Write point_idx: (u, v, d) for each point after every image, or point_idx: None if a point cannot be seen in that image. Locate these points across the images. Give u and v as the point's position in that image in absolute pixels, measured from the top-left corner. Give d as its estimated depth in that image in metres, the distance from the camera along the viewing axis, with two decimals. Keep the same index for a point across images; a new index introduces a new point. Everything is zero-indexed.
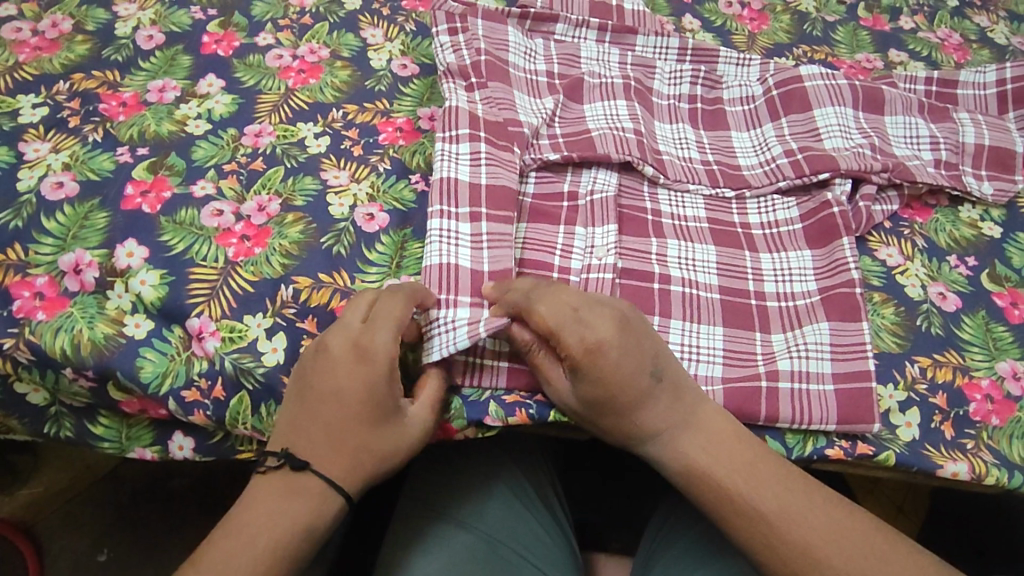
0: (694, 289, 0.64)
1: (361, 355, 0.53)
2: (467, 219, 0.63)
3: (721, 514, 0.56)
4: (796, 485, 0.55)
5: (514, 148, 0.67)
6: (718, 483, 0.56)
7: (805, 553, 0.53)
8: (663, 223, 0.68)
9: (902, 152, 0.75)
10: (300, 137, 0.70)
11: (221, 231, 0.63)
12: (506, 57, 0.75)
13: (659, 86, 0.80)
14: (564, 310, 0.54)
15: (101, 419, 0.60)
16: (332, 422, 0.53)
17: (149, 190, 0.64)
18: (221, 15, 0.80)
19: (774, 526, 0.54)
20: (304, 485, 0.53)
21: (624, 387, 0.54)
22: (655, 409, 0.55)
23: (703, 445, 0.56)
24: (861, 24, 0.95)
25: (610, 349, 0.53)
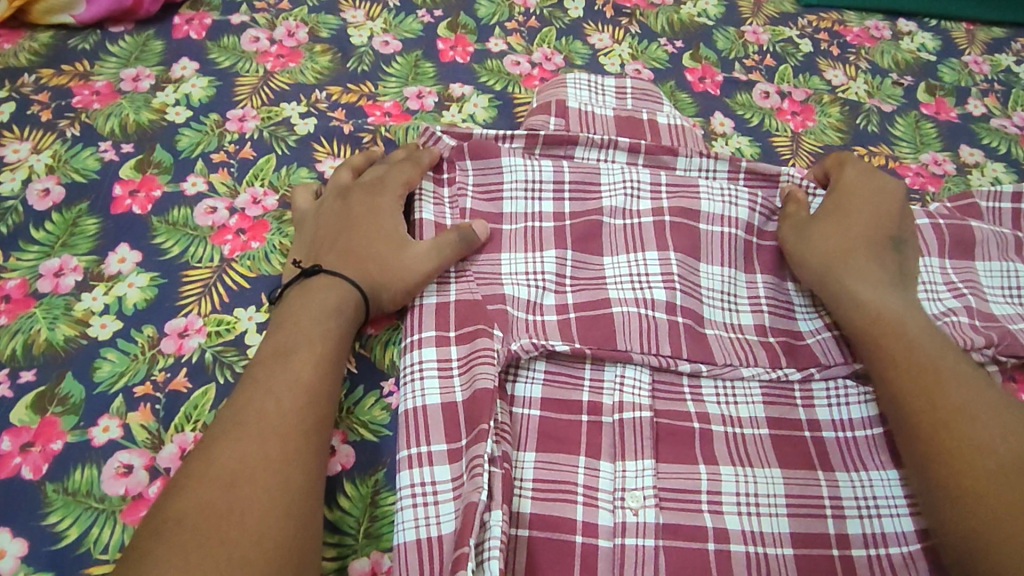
0: (760, 547, 0.49)
1: (371, 190, 0.60)
2: (444, 458, 0.50)
3: (889, 350, 0.52)
4: (984, 380, 0.50)
5: (491, 332, 0.54)
6: (910, 335, 0.52)
7: (959, 411, 0.48)
8: (712, 429, 0.54)
9: (1001, 311, 0.60)
10: (238, 332, 0.55)
11: (131, 500, 0.46)
12: (495, 207, 0.62)
13: (710, 207, 0.62)
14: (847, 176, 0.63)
15: None
16: (349, 243, 0.57)
17: (32, 442, 0.48)
18: (138, 152, 0.63)
19: (944, 382, 0.49)
20: (317, 287, 0.53)
21: (837, 219, 0.60)
22: (862, 258, 0.57)
23: (906, 302, 0.55)
24: (923, 111, 0.79)
25: (838, 188, 0.62)
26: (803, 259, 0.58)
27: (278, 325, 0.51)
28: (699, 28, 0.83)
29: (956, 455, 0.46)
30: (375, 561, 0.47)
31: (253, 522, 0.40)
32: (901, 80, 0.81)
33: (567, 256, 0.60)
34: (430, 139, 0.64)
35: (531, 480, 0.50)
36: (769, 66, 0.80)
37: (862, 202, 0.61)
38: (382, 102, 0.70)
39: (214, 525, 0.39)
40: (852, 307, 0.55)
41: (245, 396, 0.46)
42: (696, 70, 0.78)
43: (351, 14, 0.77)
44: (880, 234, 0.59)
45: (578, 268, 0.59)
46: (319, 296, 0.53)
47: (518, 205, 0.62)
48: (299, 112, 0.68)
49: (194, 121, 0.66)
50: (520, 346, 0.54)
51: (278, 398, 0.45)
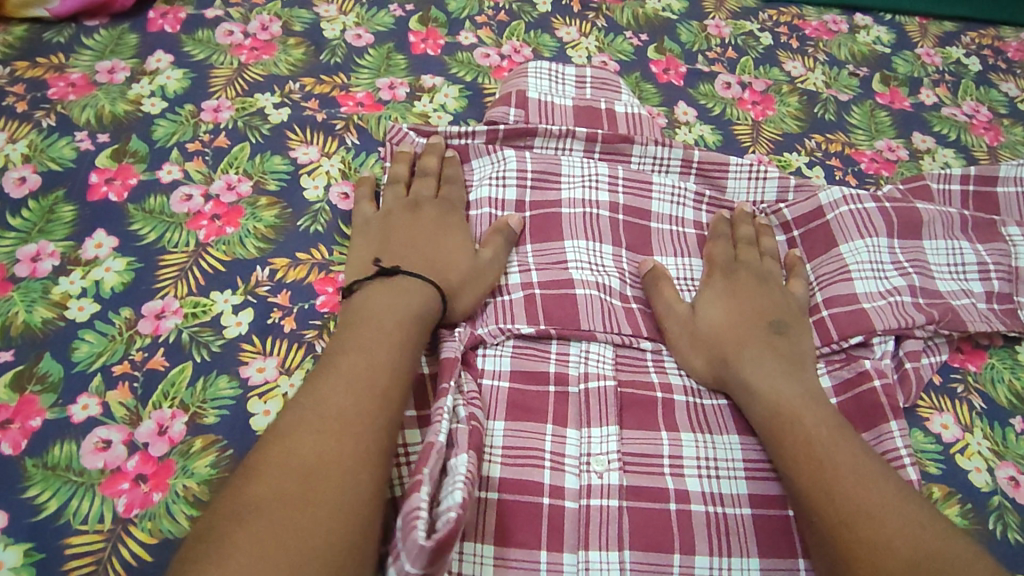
0: (718, 507, 0.51)
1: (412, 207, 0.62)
2: (416, 423, 0.53)
3: (789, 458, 0.50)
4: (882, 468, 0.49)
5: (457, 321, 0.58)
6: (808, 427, 0.51)
7: (860, 513, 0.46)
8: (674, 401, 0.56)
9: (947, 288, 0.63)
10: (214, 314, 0.56)
11: (109, 474, 0.48)
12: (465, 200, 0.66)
13: (659, 207, 0.66)
14: (733, 254, 0.64)
15: None
16: (417, 261, 0.58)
17: (12, 419, 0.49)
18: (114, 142, 0.65)
19: (841, 480, 0.48)
20: (408, 293, 0.55)
21: (721, 309, 0.60)
22: (758, 351, 0.56)
23: (798, 393, 0.53)
24: (878, 101, 0.82)
25: (722, 272, 0.62)
26: (703, 348, 0.57)
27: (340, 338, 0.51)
28: (663, 22, 0.86)
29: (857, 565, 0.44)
30: None
31: (325, 519, 0.40)
32: (857, 71, 0.85)
33: (528, 250, 0.63)
34: (402, 133, 0.67)
35: (501, 448, 0.52)
36: (731, 59, 0.83)
37: (748, 287, 0.61)
38: (355, 93, 0.72)
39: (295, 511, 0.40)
40: (758, 400, 0.54)
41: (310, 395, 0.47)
42: (661, 62, 0.81)
43: (324, 8, 0.79)
44: (762, 325, 0.58)
45: (540, 255, 0.62)
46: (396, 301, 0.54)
47: (484, 191, 0.65)
48: (273, 103, 0.70)
49: (170, 112, 0.67)
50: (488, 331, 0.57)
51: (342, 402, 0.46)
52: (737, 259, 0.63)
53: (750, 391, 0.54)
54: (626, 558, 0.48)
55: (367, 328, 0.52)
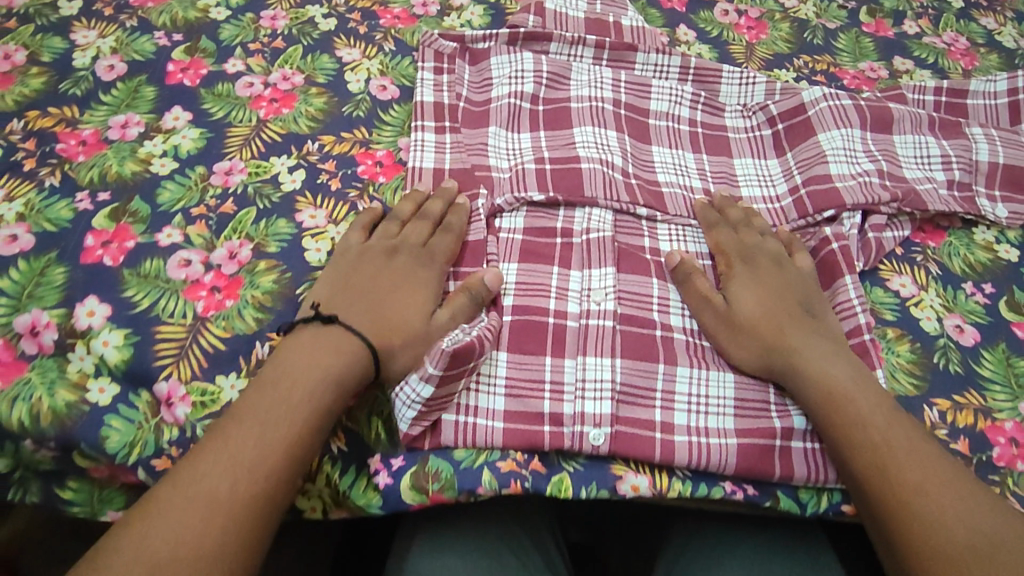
0: (698, 338, 0.60)
1: (388, 250, 0.60)
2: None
3: (843, 437, 0.54)
4: (934, 449, 0.53)
5: (479, 192, 0.65)
6: (860, 409, 0.54)
7: (921, 490, 0.50)
8: (664, 261, 0.65)
9: (913, 175, 0.71)
10: (273, 173, 0.66)
11: (189, 284, 0.58)
12: (487, 96, 0.73)
13: (657, 105, 0.75)
14: (749, 241, 0.64)
15: (76, 458, 0.54)
16: (377, 309, 0.56)
17: (111, 241, 0.59)
18: (187, 40, 0.75)
19: (900, 460, 0.52)
20: (336, 346, 0.53)
21: (759, 295, 0.60)
22: (803, 332, 0.58)
23: (849, 374, 0.56)
24: (864, 29, 0.90)
25: (741, 263, 0.63)
26: (741, 338, 0.58)
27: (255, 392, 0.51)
28: None
29: (919, 544, 0.48)
30: None
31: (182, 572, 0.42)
32: (846, 4, 0.93)
33: (541, 135, 0.70)
34: (430, 39, 0.75)
35: (514, 281, 0.61)
36: None
37: (771, 275, 0.62)
38: (393, 8, 0.82)
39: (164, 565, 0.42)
40: (806, 379, 0.56)
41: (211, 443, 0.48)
42: None
43: None
44: (795, 311, 0.60)
45: (552, 139, 0.70)
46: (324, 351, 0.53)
47: (504, 89, 0.73)
48: (322, 14, 0.80)
49: (233, 19, 0.78)
50: (504, 201, 0.65)
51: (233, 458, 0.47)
52: (751, 248, 0.64)
53: (795, 369, 0.57)
54: (617, 364, 0.58)
55: (310, 353, 0.53)
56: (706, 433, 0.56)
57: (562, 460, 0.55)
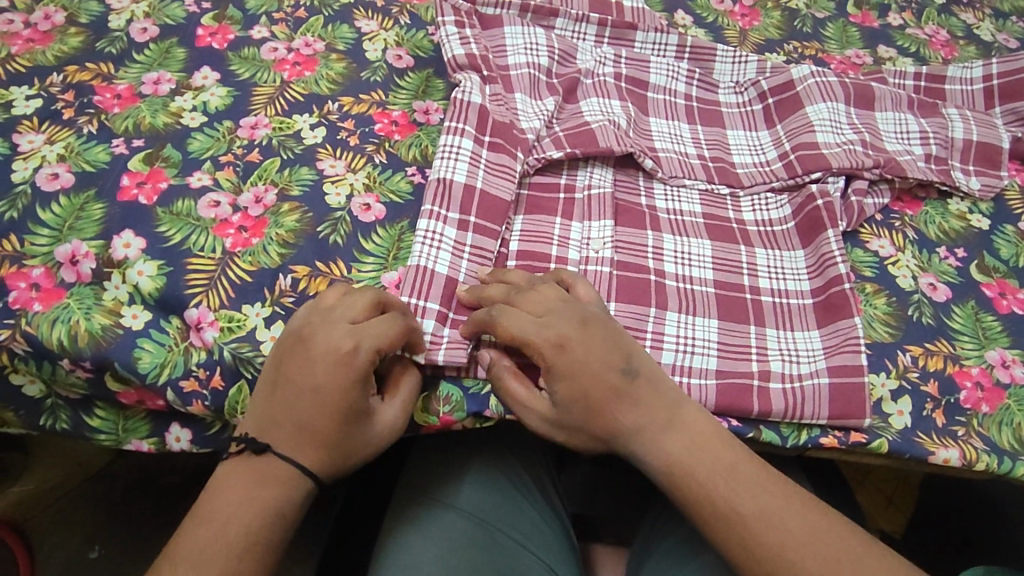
0: (688, 285, 0.65)
1: (302, 347, 0.54)
2: (456, 226, 0.63)
3: (698, 515, 0.55)
4: (782, 500, 0.54)
5: (515, 154, 0.68)
6: (699, 482, 0.55)
7: (779, 555, 0.52)
8: (659, 217, 0.69)
9: (893, 148, 0.76)
10: (295, 129, 0.70)
11: (218, 222, 0.63)
12: (505, 62, 0.76)
13: (655, 79, 0.80)
14: (539, 334, 0.55)
15: (109, 382, 0.58)
16: (304, 423, 0.53)
17: (145, 181, 0.64)
18: (215, 8, 0.80)
19: (752, 529, 0.53)
20: (273, 474, 0.53)
21: (588, 408, 0.55)
22: (633, 412, 0.55)
23: (682, 442, 0.56)
24: (850, 20, 0.96)
25: (571, 335, 0.55)
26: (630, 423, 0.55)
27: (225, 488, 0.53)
28: None
29: None
30: (397, 274, 0.63)
31: None
32: None
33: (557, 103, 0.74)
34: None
35: (519, 232, 0.66)
36: None
37: (600, 345, 0.55)
38: None
39: None
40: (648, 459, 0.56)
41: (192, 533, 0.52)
42: None
43: None
44: (616, 380, 0.55)
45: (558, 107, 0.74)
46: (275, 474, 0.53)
47: (521, 58, 0.76)
48: None
49: None
50: (527, 164, 0.69)
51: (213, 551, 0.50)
52: (545, 316, 0.56)
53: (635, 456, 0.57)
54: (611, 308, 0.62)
55: (241, 492, 0.53)
56: (689, 371, 0.60)
57: None
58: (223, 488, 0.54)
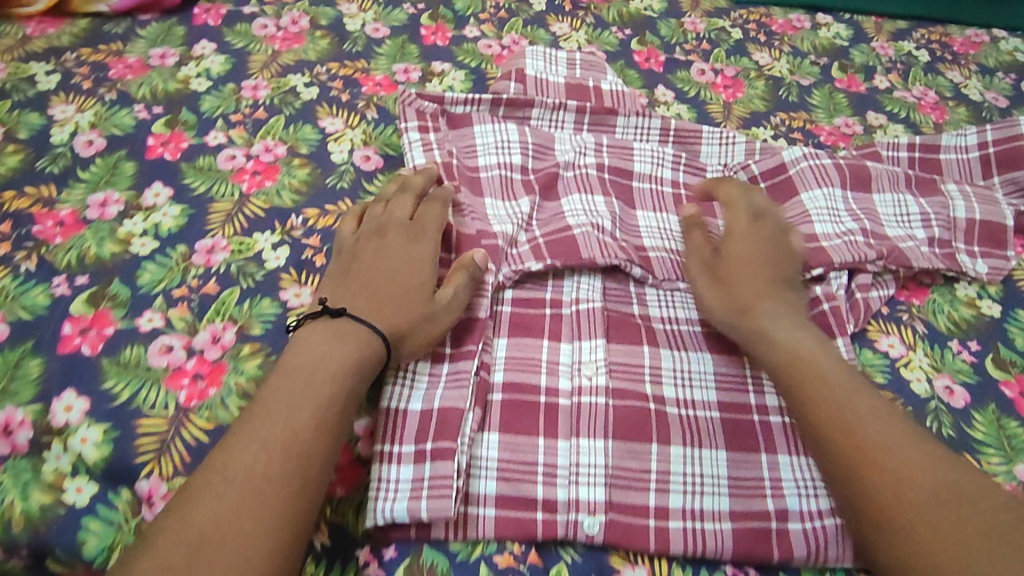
0: (690, 411, 0.59)
1: (379, 233, 0.62)
2: (427, 357, 0.59)
3: (806, 408, 0.54)
4: (895, 413, 0.53)
5: (487, 267, 0.63)
6: (823, 372, 0.55)
7: (881, 447, 0.50)
8: (654, 328, 0.64)
9: (894, 233, 0.72)
10: (256, 250, 0.65)
11: (171, 371, 0.57)
12: (474, 163, 0.73)
13: (640, 167, 0.76)
14: (747, 224, 0.66)
15: (49, 563, 0.49)
16: (381, 289, 0.58)
17: (89, 328, 0.58)
18: (167, 113, 0.75)
19: (862, 417, 0.52)
20: (349, 330, 0.54)
21: (746, 285, 0.62)
22: (772, 302, 0.61)
23: (813, 342, 0.58)
24: (836, 85, 0.92)
25: (744, 234, 0.66)
26: (756, 292, 0.61)
27: (273, 381, 0.51)
28: (645, 19, 0.96)
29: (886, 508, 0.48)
30: (364, 424, 0.57)
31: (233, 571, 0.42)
32: (818, 60, 0.95)
33: (537, 201, 0.71)
34: (410, 99, 0.75)
35: (505, 361, 0.60)
36: (705, 48, 0.94)
37: (760, 239, 0.65)
38: (374, 75, 0.82)
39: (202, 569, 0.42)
40: (776, 350, 0.58)
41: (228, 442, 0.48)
42: (643, 51, 0.92)
43: (346, 6, 0.90)
44: (769, 272, 0.63)
45: (541, 208, 0.71)
46: (338, 339, 0.54)
47: (491, 158, 0.73)
48: (303, 82, 0.80)
49: (214, 89, 0.78)
50: (502, 276, 0.64)
51: (262, 455, 0.47)
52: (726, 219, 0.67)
53: (767, 342, 0.59)
54: (609, 447, 0.57)
55: (287, 378, 0.51)
56: (700, 516, 0.55)
57: (560, 549, 0.54)
58: (272, 389, 0.50)
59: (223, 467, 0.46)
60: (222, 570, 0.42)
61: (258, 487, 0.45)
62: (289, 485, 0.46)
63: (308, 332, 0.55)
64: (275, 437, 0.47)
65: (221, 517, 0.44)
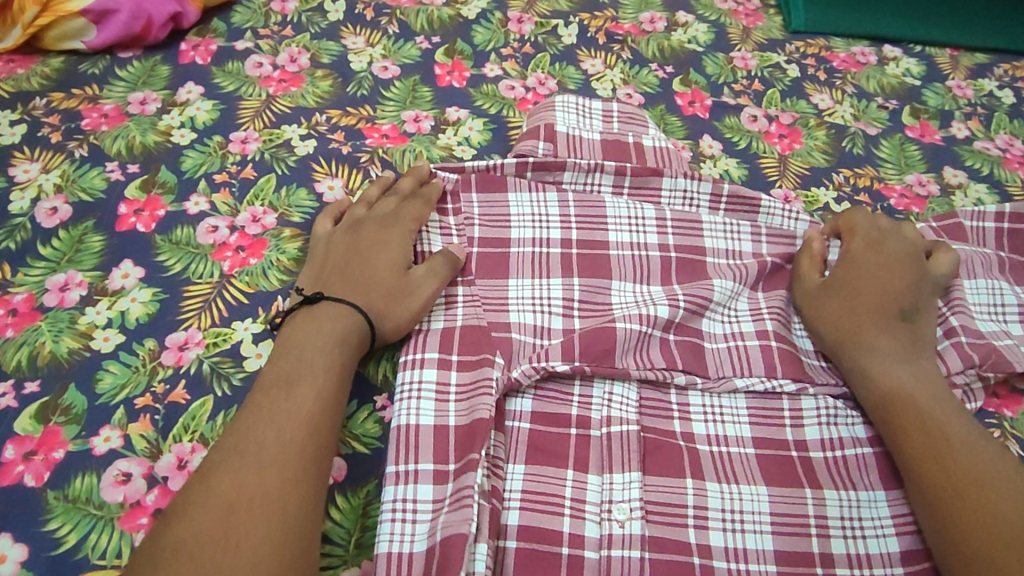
0: (741, 564, 0.50)
1: (353, 223, 0.61)
2: (429, 478, 0.50)
3: (899, 436, 0.52)
4: (990, 446, 0.51)
5: (493, 359, 0.55)
6: (923, 409, 0.53)
7: (980, 484, 0.48)
8: (699, 450, 0.55)
9: (988, 329, 0.62)
10: (235, 344, 0.56)
11: (129, 508, 0.48)
12: (505, 236, 0.63)
13: (712, 243, 0.65)
14: (857, 244, 0.61)
15: None
16: (354, 273, 0.57)
17: (35, 450, 0.49)
18: (144, 172, 0.66)
19: (956, 453, 0.50)
20: (324, 311, 0.54)
21: (846, 312, 0.58)
22: (874, 331, 0.57)
23: (910, 371, 0.55)
24: (908, 134, 0.81)
25: (860, 263, 0.60)
26: (853, 312, 0.58)
27: (273, 370, 0.50)
28: (689, 54, 0.85)
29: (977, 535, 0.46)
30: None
31: (259, 540, 0.41)
32: (887, 104, 0.84)
33: (574, 283, 0.61)
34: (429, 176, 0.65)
35: (519, 491, 0.51)
36: (757, 90, 0.83)
37: (881, 264, 0.60)
38: (380, 125, 0.72)
39: (229, 538, 0.41)
40: (869, 388, 0.55)
41: (240, 424, 0.47)
42: (686, 94, 0.81)
43: (351, 41, 0.80)
44: (891, 305, 0.58)
45: (586, 294, 0.61)
46: (319, 320, 0.53)
47: (526, 232, 0.63)
48: (299, 134, 0.70)
49: (198, 143, 0.68)
50: (521, 373, 0.55)
51: (274, 427, 0.46)
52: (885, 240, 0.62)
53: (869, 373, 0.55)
54: None
55: (292, 355, 0.51)
56: None
57: None
58: (277, 375, 0.50)
59: (243, 445, 0.45)
60: (249, 542, 0.41)
61: (280, 467, 0.44)
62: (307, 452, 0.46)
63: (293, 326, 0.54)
64: (281, 411, 0.47)
65: (248, 487, 0.43)
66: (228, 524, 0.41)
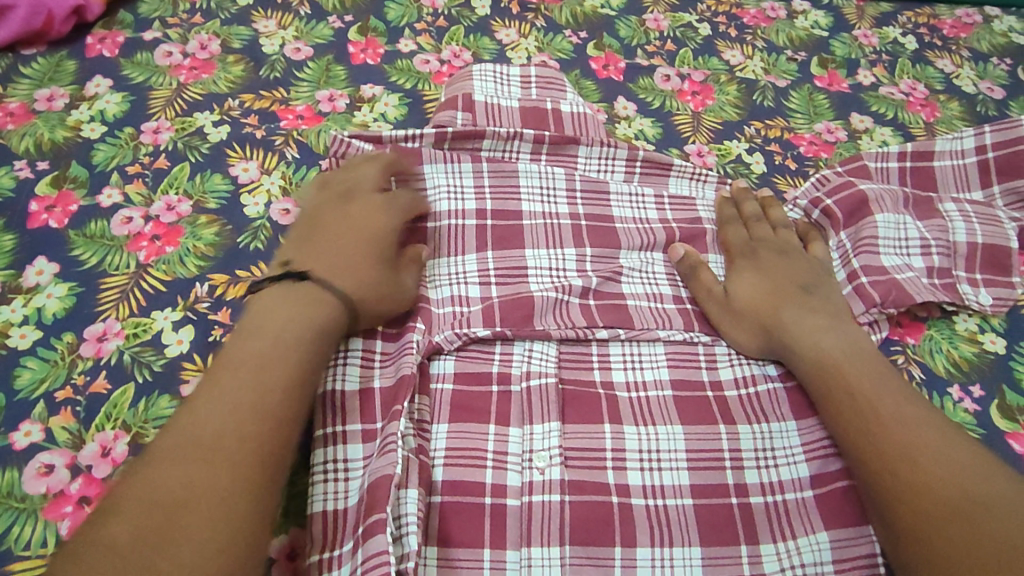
0: (659, 500, 0.52)
1: (344, 199, 0.61)
2: (360, 438, 0.52)
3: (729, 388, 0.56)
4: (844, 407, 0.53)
5: (415, 325, 0.57)
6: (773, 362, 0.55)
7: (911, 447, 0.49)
8: (618, 397, 0.57)
9: (891, 263, 0.64)
10: (154, 332, 0.56)
11: (52, 499, 0.48)
12: None
13: (620, 213, 0.67)
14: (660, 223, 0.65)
15: None
16: (343, 256, 0.56)
17: None
18: (54, 168, 0.65)
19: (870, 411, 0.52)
20: (313, 294, 0.53)
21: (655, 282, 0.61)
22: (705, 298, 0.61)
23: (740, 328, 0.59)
24: (816, 84, 0.83)
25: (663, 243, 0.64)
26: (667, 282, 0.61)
27: (230, 351, 0.48)
28: (602, 19, 0.86)
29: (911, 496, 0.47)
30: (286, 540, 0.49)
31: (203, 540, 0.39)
32: (796, 56, 0.86)
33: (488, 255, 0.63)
34: (342, 147, 0.66)
35: (444, 449, 0.53)
36: (670, 50, 0.84)
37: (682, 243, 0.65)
38: (295, 106, 0.72)
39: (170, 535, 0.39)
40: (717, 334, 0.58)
41: (194, 406, 0.45)
42: (601, 58, 0.82)
43: (263, 24, 0.79)
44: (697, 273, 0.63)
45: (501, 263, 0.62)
46: (314, 299, 0.52)
47: (443, 206, 0.64)
48: (212, 121, 0.70)
49: (109, 136, 0.68)
50: (443, 338, 0.57)
51: (232, 414, 0.44)
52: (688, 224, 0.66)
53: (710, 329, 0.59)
54: (565, 555, 0.49)
55: (260, 337, 0.49)
56: None
57: None
58: (230, 357, 0.48)
59: (194, 433, 0.43)
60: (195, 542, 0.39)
61: (233, 459, 0.42)
62: (264, 445, 0.44)
63: (270, 301, 0.52)
64: (242, 399, 0.45)
65: (195, 479, 0.41)
66: (172, 517, 0.39)
